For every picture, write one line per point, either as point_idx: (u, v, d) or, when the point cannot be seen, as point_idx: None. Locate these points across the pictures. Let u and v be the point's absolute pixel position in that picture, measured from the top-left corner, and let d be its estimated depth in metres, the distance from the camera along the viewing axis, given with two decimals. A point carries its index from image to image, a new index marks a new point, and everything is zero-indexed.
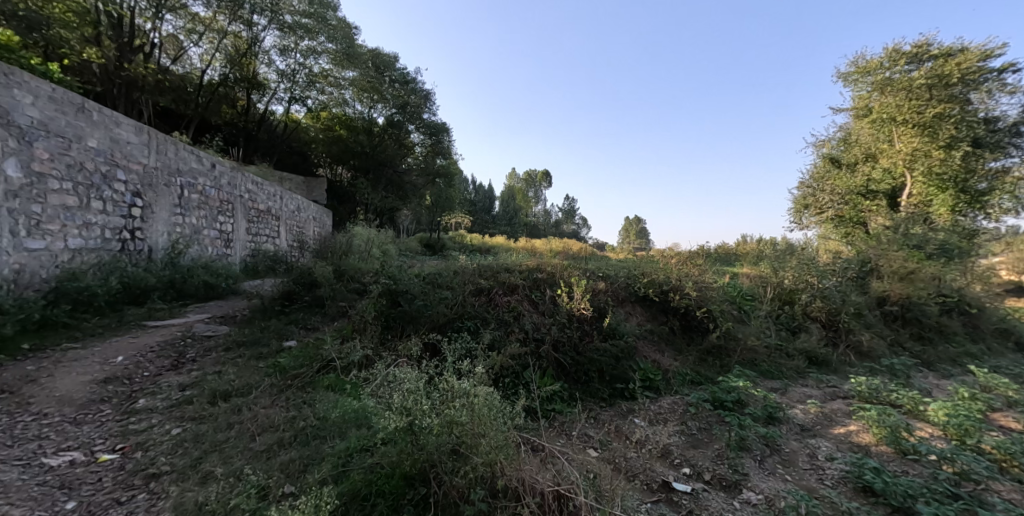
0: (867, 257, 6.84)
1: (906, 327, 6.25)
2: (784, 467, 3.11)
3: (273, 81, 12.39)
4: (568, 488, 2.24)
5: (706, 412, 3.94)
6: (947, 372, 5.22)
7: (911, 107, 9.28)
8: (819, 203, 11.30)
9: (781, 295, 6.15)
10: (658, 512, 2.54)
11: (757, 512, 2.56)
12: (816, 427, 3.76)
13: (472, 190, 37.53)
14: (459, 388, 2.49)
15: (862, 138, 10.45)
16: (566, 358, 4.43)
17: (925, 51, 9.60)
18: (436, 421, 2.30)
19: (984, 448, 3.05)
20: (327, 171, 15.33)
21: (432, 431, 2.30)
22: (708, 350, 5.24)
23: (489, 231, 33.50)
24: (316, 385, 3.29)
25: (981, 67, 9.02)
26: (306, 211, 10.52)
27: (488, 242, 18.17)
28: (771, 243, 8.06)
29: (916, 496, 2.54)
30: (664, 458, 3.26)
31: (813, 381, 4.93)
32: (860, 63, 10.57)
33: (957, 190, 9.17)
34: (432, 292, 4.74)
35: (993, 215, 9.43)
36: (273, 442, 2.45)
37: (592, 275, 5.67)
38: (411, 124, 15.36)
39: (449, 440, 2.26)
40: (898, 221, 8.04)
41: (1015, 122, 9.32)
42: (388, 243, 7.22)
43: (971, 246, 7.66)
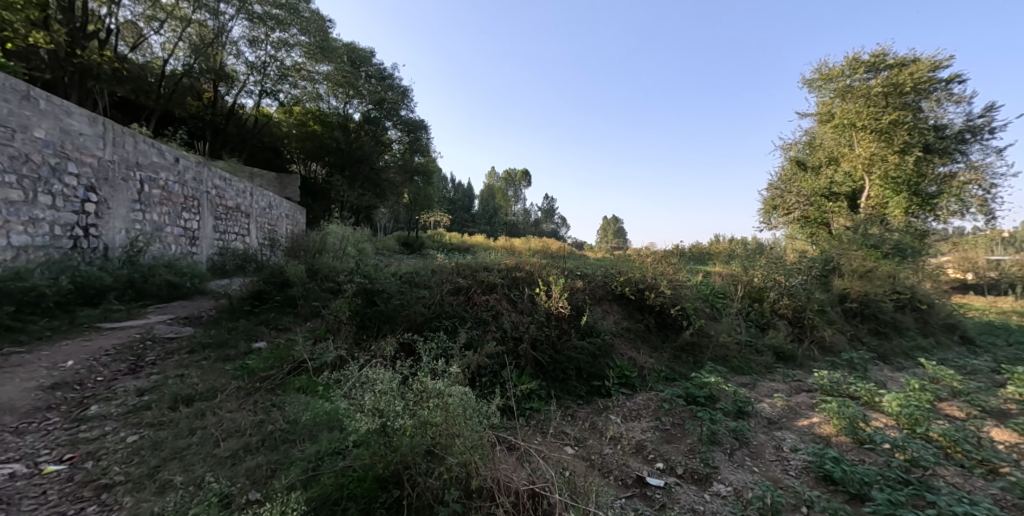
0: (830, 256, 7.20)
1: (865, 322, 6.57)
2: (752, 460, 3.22)
3: (242, 73, 11.83)
4: (543, 486, 2.27)
5: (679, 408, 4.03)
6: (900, 365, 5.53)
7: (869, 113, 9.81)
8: (787, 204, 11.51)
9: (751, 293, 6.38)
10: (631, 507, 2.60)
11: (725, 504, 2.65)
12: (782, 419, 3.92)
13: (451, 189, 37.27)
14: (433, 388, 2.46)
15: (827, 143, 10.96)
16: (544, 357, 4.46)
17: (882, 60, 10.09)
18: (409, 422, 2.27)
19: (932, 436, 3.25)
20: (301, 167, 14.88)
21: (406, 433, 2.26)
22: (683, 347, 5.38)
23: (468, 229, 33.37)
24: (286, 387, 3.20)
25: (930, 77, 9.53)
26: (279, 208, 10.19)
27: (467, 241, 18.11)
28: (742, 242, 8.34)
29: (870, 483, 2.69)
30: (638, 454, 3.33)
31: (780, 375, 5.13)
32: (823, 70, 11.12)
33: (910, 193, 9.73)
34: (409, 292, 4.68)
35: (940, 216, 10.01)
36: (239, 447, 2.37)
37: (570, 274, 5.73)
38: (387, 120, 15.22)
39: (423, 441, 2.23)
40: (858, 222, 8.49)
41: (961, 130, 9.83)
42: (365, 241, 7.08)
43: (921, 246, 8.18)
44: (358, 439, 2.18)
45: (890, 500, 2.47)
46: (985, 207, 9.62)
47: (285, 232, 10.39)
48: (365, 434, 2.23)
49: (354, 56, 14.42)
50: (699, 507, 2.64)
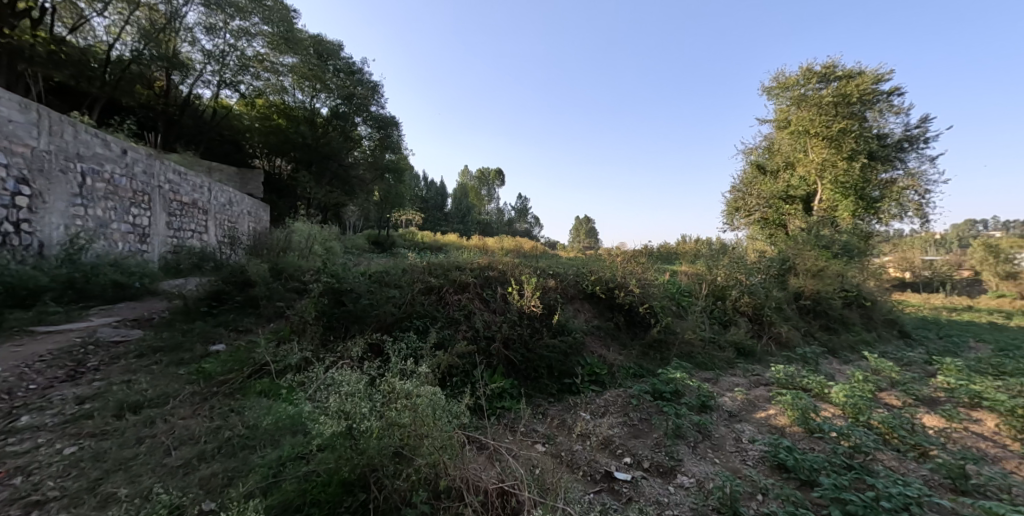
0: (787, 256, 7.61)
1: (817, 319, 6.98)
2: (714, 452, 3.36)
3: (199, 62, 11.23)
4: (512, 484, 2.29)
5: (646, 404, 4.15)
6: (847, 358, 5.92)
7: (820, 121, 10.43)
8: (748, 206, 12.33)
9: (715, 291, 6.64)
10: (598, 502, 2.66)
11: (687, 495, 2.76)
12: (742, 412, 4.11)
13: (424, 187, 36.77)
14: (401, 389, 2.42)
15: (783, 148, 11.53)
16: (516, 356, 4.49)
17: (832, 72, 10.82)
18: (375, 424, 2.22)
19: (873, 423, 3.50)
20: (264, 163, 14.12)
21: (373, 435, 2.22)
22: (651, 344, 5.54)
23: (442, 228, 33.12)
24: (246, 391, 3.07)
25: (874, 89, 10.24)
26: (240, 204, 9.73)
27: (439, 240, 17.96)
28: (707, 242, 8.68)
29: (819, 469, 2.87)
30: (607, 449, 3.42)
31: (741, 370, 5.37)
32: (780, 79, 11.72)
33: (857, 197, 10.35)
34: (379, 291, 4.59)
35: (883, 219, 10.75)
36: (192, 456, 2.25)
37: (542, 273, 5.79)
38: (357, 116, 14.87)
39: (390, 444, 2.19)
40: (812, 224, 9.10)
41: (900, 139, 10.60)
42: (332, 239, 6.87)
43: (866, 247, 8.80)
44: (322, 443, 2.12)
45: (835, 485, 2.64)
46: (921, 210, 10.39)
47: (247, 230, 9.94)
48: (330, 438, 2.17)
49: (321, 48, 14.00)
50: (663, 499, 2.73)
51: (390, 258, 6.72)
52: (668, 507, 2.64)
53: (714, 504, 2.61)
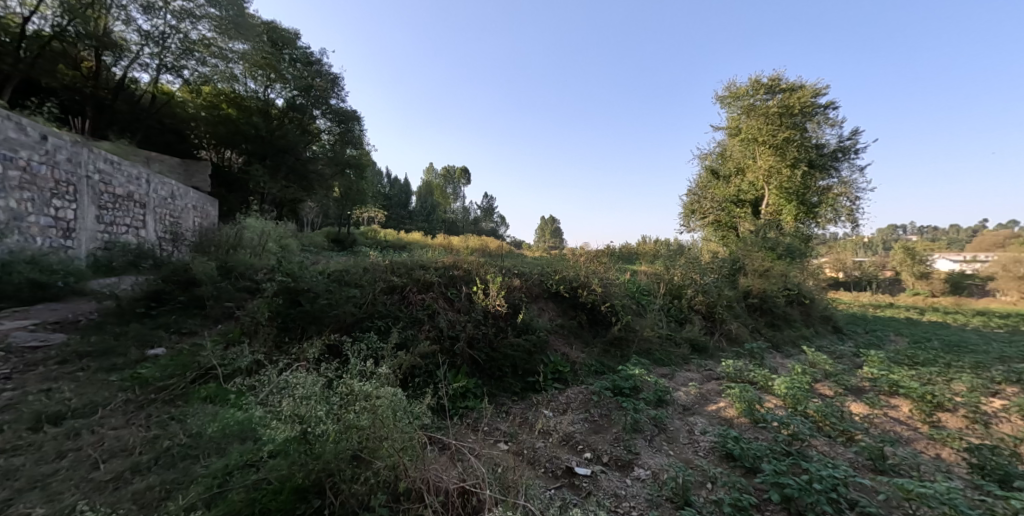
0: (737, 256, 8.10)
1: (763, 316, 7.47)
2: (668, 444, 3.52)
3: (134, 43, 10.28)
4: (473, 483, 2.29)
5: (607, 399, 4.27)
6: (788, 352, 6.39)
7: (767, 130, 11.16)
8: (703, 209, 12.79)
9: (672, 290, 6.95)
10: (559, 497, 2.71)
11: (643, 487, 2.87)
12: (695, 406, 4.33)
13: (387, 185, 35.89)
14: (360, 391, 2.37)
15: (734, 154, 12.19)
16: (481, 355, 4.49)
17: (777, 84, 11.62)
18: (332, 427, 2.16)
19: (808, 412, 3.80)
20: (211, 154, 13.30)
21: (329, 439, 2.15)
22: (612, 342, 5.71)
23: (406, 226, 32.51)
24: (189, 397, 2.88)
25: (813, 103, 11.08)
26: (184, 198, 9.06)
27: (403, 238, 17.63)
28: (665, 244, 9.07)
29: (761, 457, 3.08)
30: (569, 445, 3.49)
31: (694, 366, 5.65)
32: (732, 89, 12.42)
33: (798, 202, 11.17)
34: (339, 291, 4.44)
35: (820, 223, 11.65)
36: (124, 469, 2.08)
37: (507, 272, 5.81)
38: (316, 109, 14.30)
39: (348, 447, 2.15)
40: (760, 226, 9.73)
41: (836, 149, 11.51)
42: (288, 236, 6.57)
43: (806, 249, 9.52)
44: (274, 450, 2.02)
45: (775, 470, 2.84)
46: (852, 215, 11.33)
47: (192, 225, 9.27)
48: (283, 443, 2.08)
49: (275, 36, 13.32)
50: (621, 491, 2.83)
51: (351, 256, 6.50)
52: (626, 500, 2.74)
53: (667, 494, 2.74)
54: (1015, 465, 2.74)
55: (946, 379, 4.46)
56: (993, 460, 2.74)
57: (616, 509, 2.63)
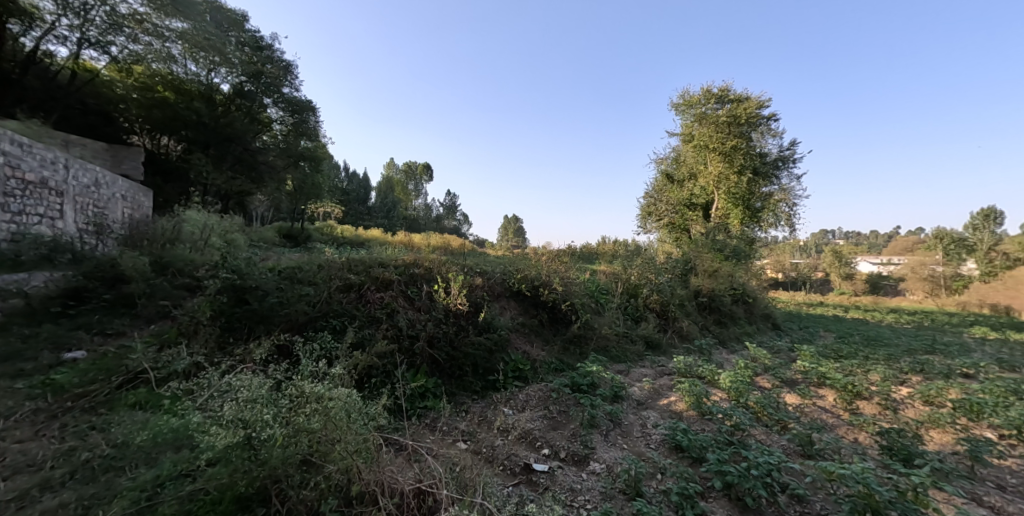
0: (689, 257, 8.53)
1: (712, 314, 7.94)
2: (622, 438, 3.66)
3: (49, 12, 9.08)
4: (430, 484, 2.26)
5: (565, 396, 4.36)
6: (733, 348, 6.83)
7: (717, 138, 11.84)
8: (659, 211, 13.64)
9: (629, 289, 7.20)
10: (516, 494, 2.74)
11: (598, 481, 2.97)
12: (648, 400, 4.52)
13: (345, 179, 34.57)
14: (311, 392, 2.27)
15: (687, 160, 12.83)
16: (441, 354, 4.44)
17: (726, 95, 12.33)
18: (279, 432, 2.06)
19: (749, 404, 4.08)
20: (144, 139, 12.13)
21: (276, 444, 2.05)
22: (571, 339, 5.85)
23: (365, 223, 31.48)
24: (115, 404, 2.63)
25: (758, 114, 11.87)
26: (111, 187, 8.24)
27: (362, 235, 17.03)
28: (623, 244, 9.41)
29: (707, 447, 3.26)
30: (527, 442, 3.54)
31: (648, 362, 5.90)
32: (686, 97, 13.05)
33: (745, 207, 11.95)
34: (290, 289, 4.22)
35: (763, 226, 12.53)
36: (32, 486, 1.87)
37: (469, 271, 5.77)
38: (266, 97, 13.52)
39: (297, 452, 2.06)
40: (710, 229, 10.32)
41: (777, 158, 12.42)
42: (234, 230, 6.15)
43: (750, 251, 10.20)
44: (213, 457, 1.90)
45: (719, 459, 3.02)
46: (790, 220, 12.28)
47: (122, 217, 8.45)
48: (223, 450, 1.95)
49: (219, 16, 12.25)
50: (576, 486, 2.91)
51: (305, 252, 6.20)
52: (581, 493, 2.81)
53: (621, 487, 2.83)
54: (916, 445, 3.08)
55: (865, 370, 4.96)
56: (900, 442, 3.07)
57: (572, 503, 2.70)
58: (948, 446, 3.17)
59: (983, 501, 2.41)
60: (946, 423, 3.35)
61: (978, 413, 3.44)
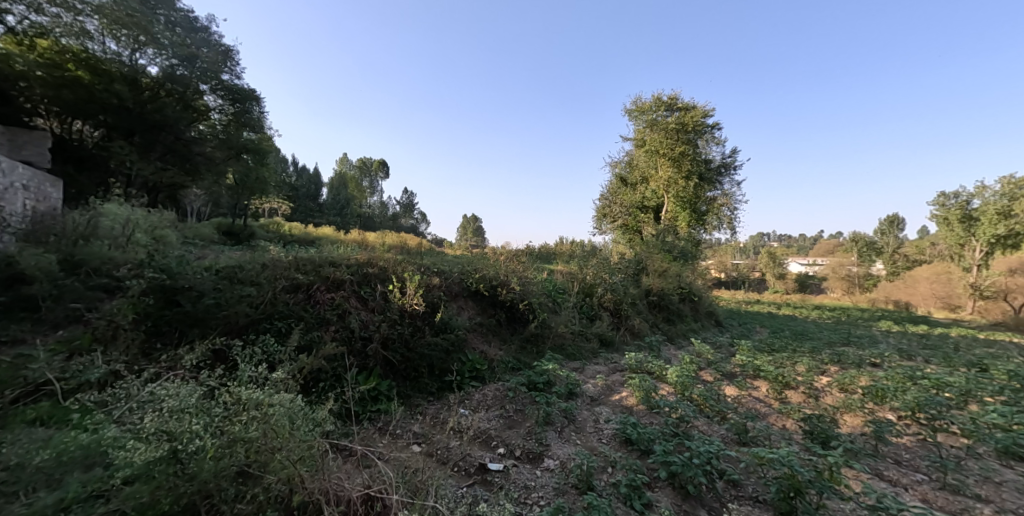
0: (641, 258, 8.90)
1: (661, 311, 8.34)
2: (576, 434, 3.75)
3: None
4: (379, 489, 2.21)
5: (521, 395, 4.40)
6: (679, 344, 7.24)
7: (666, 144, 12.43)
8: (613, 213, 14.16)
9: (584, 289, 7.40)
10: (470, 495, 2.74)
11: (552, 477, 3.03)
12: (601, 396, 4.67)
13: (293, 175, 32.79)
14: (249, 399, 2.12)
15: (640, 164, 13.33)
16: (396, 356, 4.34)
17: (675, 103, 12.98)
18: (211, 443, 1.89)
19: (693, 396, 4.32)
20: (49, 123, 10.22)
21: (207, 456, 1.89)
22: (528, 338, 5.92)
23: (316, 220, 30.08)
24: (10, 421, 2.30)
25: (703, 123, 12.60)
26: (11, 175, 7.24)
27: (313, 233, 16.24)
28: (579, 244, 9.67)
29: (654, 439, 3.41)
30: (483, 442, 3.55)
31: (602, 359, 6.10)
32: (639, 103, 13.59)
33: (692, 210, 12.65)
34: (230, 289, 3.92)
35: (708, 229, 13.38)
36: None
37: (426, 270, 5.66)
38: (202, 83, 12.10)
39: (232, 463, 1.91)
40: (660, 231, 10.85)
41: (720, 164, 13.26)
42: (164, 225, 5.63)
43: (695, 253, 10.82)
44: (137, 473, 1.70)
45: (664, 450, 3.15)
46: (732, 223, 13.21)
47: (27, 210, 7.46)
48: (147, 466, 1.76)
49: None
50: (530, 483, 2.94)
51: (247, 250, 5.80)
52: (535, 490, 2.85)
53: (573, 483, 2.89)
54: (833, 429, 3.41)
55: (794, 362, 5.42)
56: (820, 426, 3.38)
57: (525, 500, 2.74)
58: (858, 428, 3.55)
59: (884, 475, 2.71)
60: (856, 408, 3.74)
61: (882, 397, 3.87)
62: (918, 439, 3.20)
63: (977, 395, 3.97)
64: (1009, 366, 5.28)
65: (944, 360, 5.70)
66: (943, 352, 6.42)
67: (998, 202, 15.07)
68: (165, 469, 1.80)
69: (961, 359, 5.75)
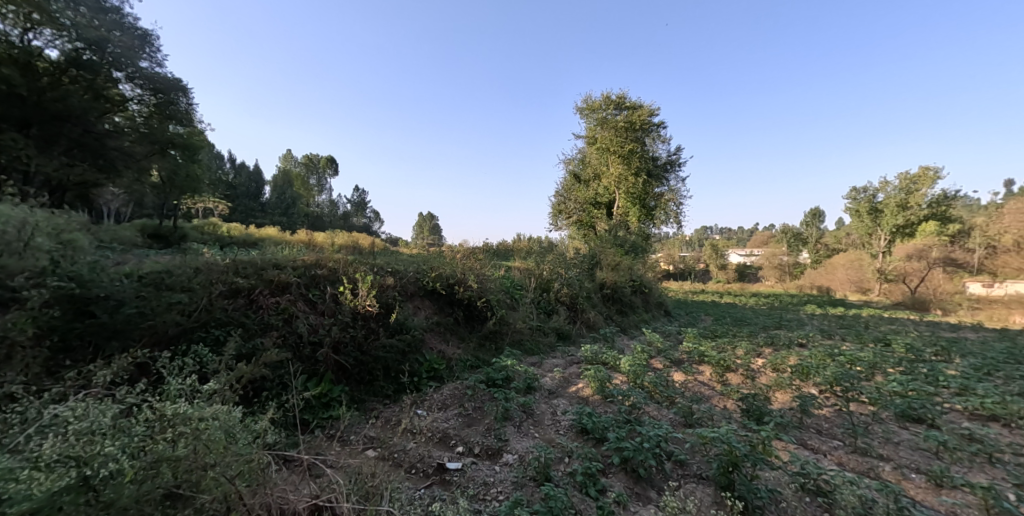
0: (595, 253, 9.18)
1: (615, 304, 8.65)
2: (535, 427, 3.80)
3: None
4: (328, 498, 2.15)
5: (481, 392, 4.37)
6: (632, 334, 7.60)
7: (617, 141, 12.81)
8: (568, 209, 14.53)
9: (541, 284, 7.49)
10: (428, 496, 2.70)
11: (511, 472, 3.04)
12: (559, 389, 4.75)
13: (231, 172, 30.56)
14: (177, 414, 1.92)
15: (593, 161, 13.67)
16: (348, 360, 4.18)
17: (624, 102, 13.44)
18: (132, 464, 1.66)
19: (644, 384, 4.50)
20: None
21: (126, 479, 1.65)
22: (486, 336, 5.90)
23: (258, 220, 28.28)
24: None
25: (650, 121, 13.15)
26: None
27: (255, 233, 15.21)
28: (536, 241, 9.80)
29: (608, 427, 3.50)
30: (441, 442, 3.50)
31: (559, 352, 6.22)
32: (589, 102, 13.93)
33: (641, 206, 13.18)
34: (155, 297, 3.58)
35: (656, 224, 14.04)
36: None
37: (380, 270, 5.47)
38: (116, 70, 11.04)
39: (159, 486, 1.70)
40: (613, 225, 11.23)
41: (666, 161, 13.91)
42: (68, 226, 4.97)
43: (644, 246, 11.32)
44: (43, 504, 1.40)
45: (618, 437, 3.23)
46: (678, 218, 13.95)
47: None
48: (52, 495, 1.45)
49: None
50: (489, 479, 2.94)
51: (175, 254, 5.29)
52: (493, 486, 2.85)
53: (531, 477, 2.89)
54: (766, 405, 3.68)
55: (735, 346, 5.81)
56: (755, 404, 3.63)
57: (484, 497, 2.73)
58: (787, 403, 3.87)
59: (808, 444, 2.96)
60: (786, 385, 4.07)
61: (806, 374, 4.26)
62: (835, 409, 3.55)
63: (882, 366, 4.48)
64: (907, 340, 6.02)
65: (857, 337, 6.40)
66: (855, 330, 7.17)
67: (897, 196, 17.14)
68: (74, 498, 1.49)
69: (870, 336, 6.47)
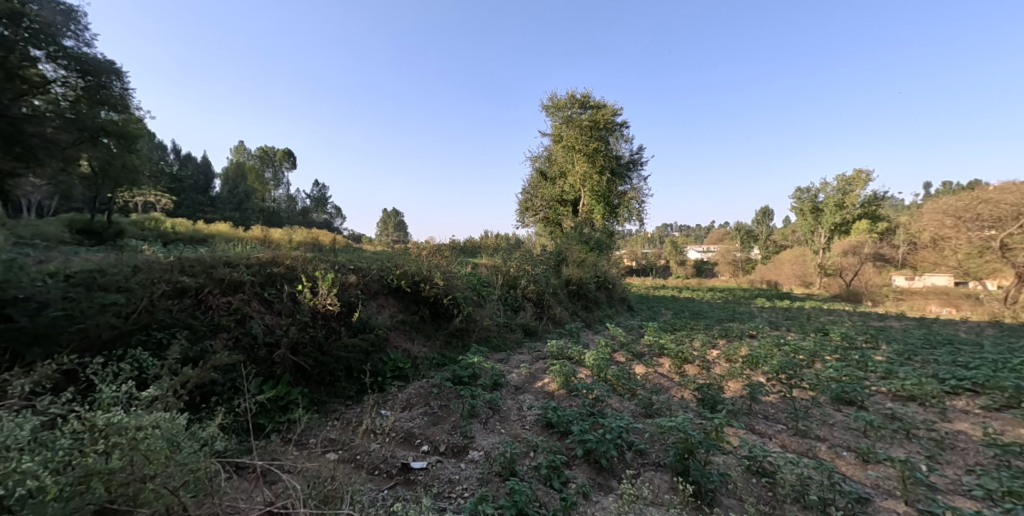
0: (561, 250, 9.33)
1: (580, 299, 8.82)
2: (501, 423, 3.81)
3: None
4: (284, 504, 2.05)
5: (447, 390, 4.33)
6: (596, 329, 7.81)
7: (582, 140, 13.03)
8: (535, 206, 14.64)
9: (508, 281, 7.53)
10: (391, 496, 2.65)
11: (476, 468, 3.04)
12: (525, 384, 4.78)
13: (177, 164, 28.42)
14: (110, 424, 1.76)
15: (558, 159, 13.80)
16: (308, 361, 4.01)
17: (588, 101, 13.69)
18: (56, 481, 1.49)
19: (607, 377, 4.61)
20: None
21: (50, 497, 1.49)
22: (453, 333, 5.84)
23: (207, 216, 26.47)
24: None
25: (613, 121, 13.47)
26: None
27: (203, 230, 14.22)
28: (503, 238, 9.81)
29: (572, 421, 3.56)
30: (405, 442, 3.45)
31: (526, 348, 6.26)
32: (555, 100, 14.09)
33: (605, 203, 13.48)
34: (87, 298, 3.28)
35: (620, 221, 14.42)
36: None
37: (341, 268, 5.28)
38: (33, 48, 9.51)
39: (91, 501, 1.55)
40: (578, 223, 11.45)
41: (629, 160, 14.30)
42: None
43: (608, 243, 11.61)
44: None
45: (581, 429, 3.31)
46: (640, 215, 14.39)
47: None
48: None
49: None
50: (454, 476, 2.92)
51: (109, 251, 4.86)
52: (458, 483, 2.83)
53: (496, 473, 2.89)
54: (719, 394, 3.87)
55: (692, 339, 6.07)
56: (709, 393, 3.80)
57: (449, 494, 2.70)
58: (738, 392, 4.10)
59: (756, 429, 3.15)
60: (738, 375, 4.30)
61: (756, 364, 4.53)
62: (780, 395, 3.80)
63: (821, 355, 4.84)
64: (842, 329, 6.55)
65: (800, 327, 6.89)
66: (798, 321, 7.74)
67: (835, 196, 18.67)
68: None
69: (811, 326, 6.98)
